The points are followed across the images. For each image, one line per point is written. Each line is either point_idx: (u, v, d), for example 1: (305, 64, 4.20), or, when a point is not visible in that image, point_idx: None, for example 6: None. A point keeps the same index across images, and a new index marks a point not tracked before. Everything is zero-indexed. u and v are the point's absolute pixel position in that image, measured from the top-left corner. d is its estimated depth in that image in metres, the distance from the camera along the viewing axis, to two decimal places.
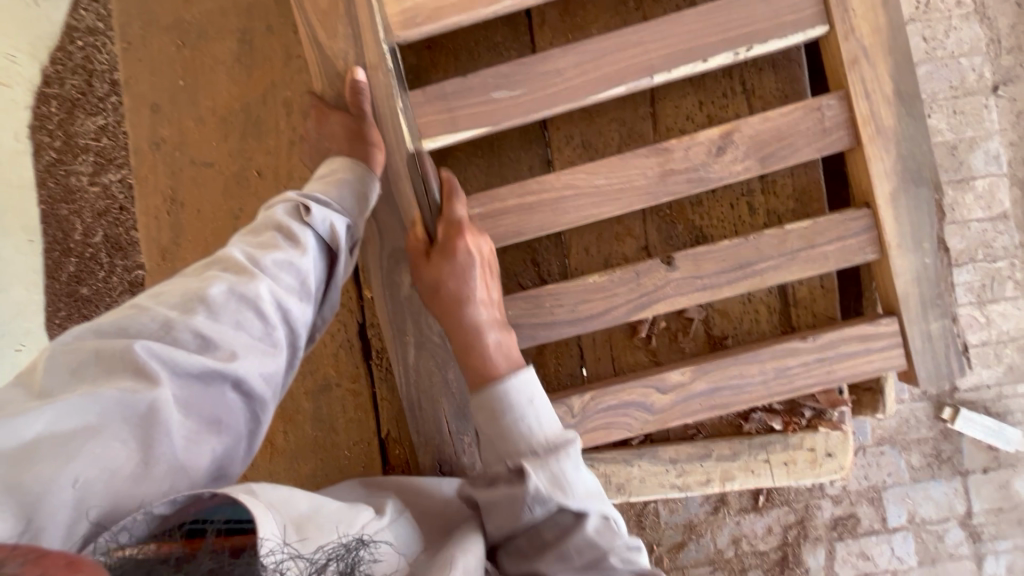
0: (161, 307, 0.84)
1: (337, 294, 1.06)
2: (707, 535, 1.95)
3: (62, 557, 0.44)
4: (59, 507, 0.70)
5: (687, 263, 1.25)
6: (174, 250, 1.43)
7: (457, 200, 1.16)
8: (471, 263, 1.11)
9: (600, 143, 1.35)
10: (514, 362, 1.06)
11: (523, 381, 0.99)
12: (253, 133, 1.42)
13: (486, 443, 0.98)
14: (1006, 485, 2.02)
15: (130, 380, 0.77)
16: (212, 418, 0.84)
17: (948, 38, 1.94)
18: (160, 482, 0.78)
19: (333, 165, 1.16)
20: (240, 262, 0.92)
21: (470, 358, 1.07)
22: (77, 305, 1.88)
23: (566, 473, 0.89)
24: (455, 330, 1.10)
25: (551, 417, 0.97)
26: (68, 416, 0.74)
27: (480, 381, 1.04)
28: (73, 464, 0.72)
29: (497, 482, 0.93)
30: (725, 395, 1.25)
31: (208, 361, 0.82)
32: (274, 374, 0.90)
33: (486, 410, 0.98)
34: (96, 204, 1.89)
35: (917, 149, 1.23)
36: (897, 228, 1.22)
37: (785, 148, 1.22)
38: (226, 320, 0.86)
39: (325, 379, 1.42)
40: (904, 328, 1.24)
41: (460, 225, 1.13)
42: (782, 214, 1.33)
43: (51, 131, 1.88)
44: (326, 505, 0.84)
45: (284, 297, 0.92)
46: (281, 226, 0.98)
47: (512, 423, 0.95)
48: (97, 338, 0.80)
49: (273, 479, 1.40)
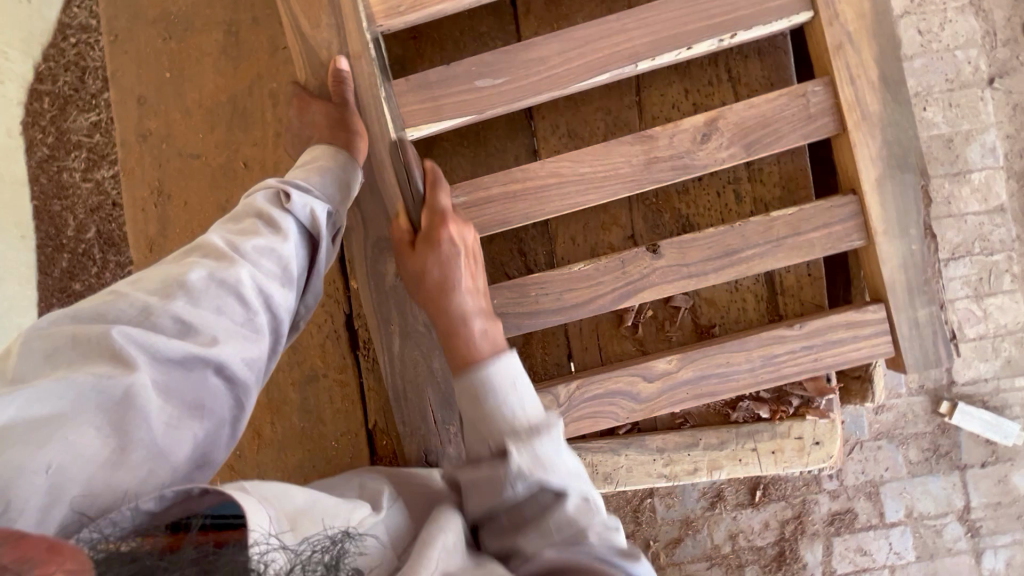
0: (139, 293, 0.84)
1: (319, 282, 1.06)
2: (704, 530, 1.94)
3: (42, 541, 0.43)
4: (31, 495, 0.66)
5: (673, 251, 1.24)
6: (161, 242, 1.43)
7: (440, 188, 1.14)
8: (454, 251, 1.09)
9: (586, 133, 1.35)
10: (497, 346, 1.01)
11: (506, 363, 0.92)
12: (239, 124, 1.42)
13: (467, 425, 0.91)
14: (1005, 479, 2.00)
15: (107, 365, 0.76)
16: (192, 404, 0.82)
17: (943, 30, 1.94)
18: (138, 469, 0.75)
19: (315, 153, 1.16)
20: (220, 248, 0.92)
21: (453, 342, 1.03)
22: (70, 300, 1.89)
23: (549, 453, 0.83)
24: (436, 314, 1.09)
25: (532, 395, 0.90)
26: (41, 402, 0.72)
27: (463, 361, 0.99)
28: (45, 450, 0.70)
29: (477, 462, 0.88)
30: (711, 383, 1.24)
31: (187, 346, 0.82)
32: (256, 358, 0.89)
33: (468, 393, 0.91)
34: (89, 200, 1.88)
35: (903, 135, 1.22)
36: (883, 215, 1.22)
37: (771, 134, 1.22)
38: (206, 305, 0.85)
39: (313, 370, 1.42)
40: (892, 315, 1.24)
41: (442, 212, 1.11)
42: (769, 201, 1.32)
43: (44, 127, 1.89)
44: (324, 500, 0.78)
45: (266, 282, 0.92)
46: (262, 213, 0.98)
47: (493, 407, 0.88)
48: (74, 324, 0.80)
49: (261, 470, 1.40)
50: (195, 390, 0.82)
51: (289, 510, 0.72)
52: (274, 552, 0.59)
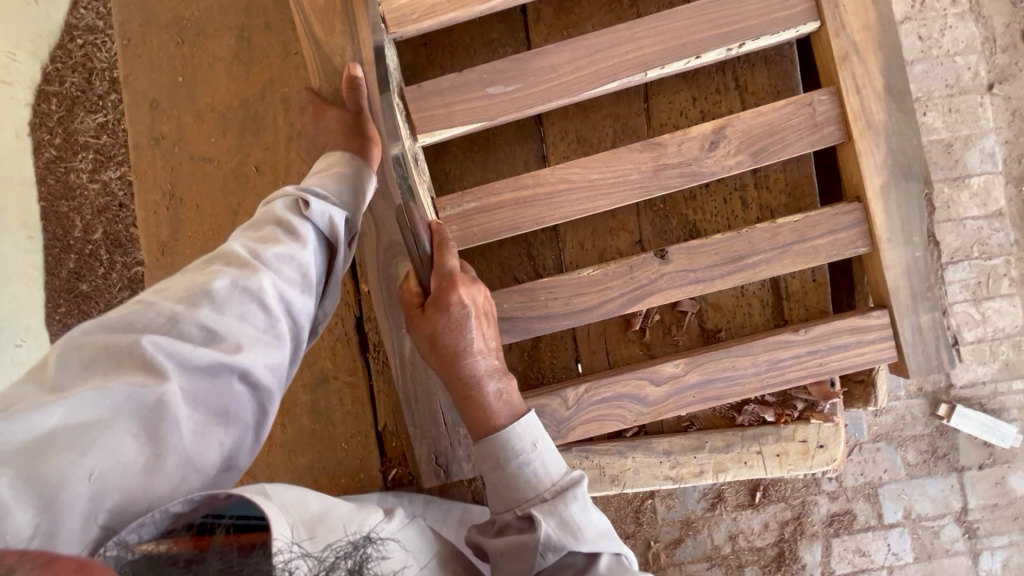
0: (166, 301, 0.86)
1: (337, 286, 1.08)
2: (704, 531, 1.96)
3: (71, 562, 0.44)
4: (74, 499, 0.71)
5: (681, 256, 1.26)
6: (173, 245, 1.44)
7: (447, 249, 1.07)
8: (466, 314, 1.04)
9: (594, 139, 1.37)
10: (514, 408, 1.04)
11: (526, 424, 1.01)
12: (251, 128, 1.43)
13: (493, 492, 0.99)
14: (1002, 481, 2.03)
15: (140, 375, 0.78)
16: (220, 411, 0.85)
17: (943, 36, 1.96)
18: (171, 476, 0.79)
19: (330, 160, 1.18)
20: (242, 256, 0.93)
21: (469, 410, 1.04)
22: (77, 301, 1.90)
23: (574, 517, 0.90)
24: (451, 378, 1.05)
25: (555, 457, 0.99)
26: (81, 410, 0.74)
27: (482, 428, 1.02)
28: (87, 457, 0.73)
29: (506, 531, 0.94)
30: (718, 386, 1.26)
31: (213, 354, 0.83)
32: (279, 364, 0.91)
33: (488, 458, 1.00)
34: (96, 201, 1.90)
35: (907, 143, 1.24)
36: (887, 222, 1.24)
37: (778, 142, 1.24)
38: (231, 313, 0.87)
39: (323, 372, 1.43)
40: (895, 321, 1.26)
41: (450, 275, 1.05)
42: (775, 208, 1.35)
43: (51, 128, 1.90)
44: (338, 508, 0.79)
45: (287, 290, 0.94)
46: (282, 221, 1.00)
47: (517, 469, 0.97)
48: (106, 332, 0.82)
49: (272, 470, 1.42)
50: (222, 398, 0.85)
51: (307, 516, 0.75)
52: (296, 560, 0.61)
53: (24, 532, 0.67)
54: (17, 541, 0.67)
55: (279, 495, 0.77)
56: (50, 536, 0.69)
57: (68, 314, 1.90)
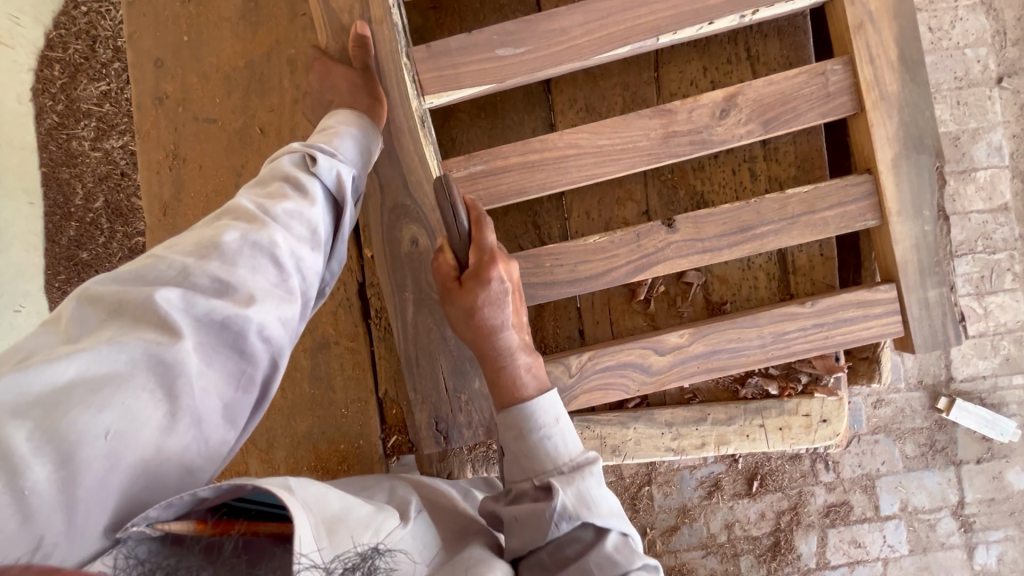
0: (177, 255, 0.84)
1: (344, 248, 1.06)
2: (700, 519, 1.96)
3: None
4: (93, 457, 0.68)
5: (688, 226, 1.25)
6: (175, 206, 1.43)
7: (486, 225, 1.05)
8: (504, 291, 1.04)
9: (603, 107, 1.35)
10: (539, 386, 1.01)
11: (549, 401, 0.97)
12: (256, 90, 1.41)
13: (510, 460, 0.95)
14: (999, 476, 2.03)
15: (154, 332, 0.76)
16: (233, 368, 0.82)
17: (953, 28, 1.95)
18: (183, 437, 0.76)
19: (336, 116, 1.16)
20: (251, 210, 0.91)
21: (499, 381, 1.02)
22: (77, 269, 1.88)
23: (590, 489, 0.86)
24: (486, 356, 1.04)
25: (573, 435, 0.95)
26: (98, 363, 0.71)
27: (509, 401, 0.99)
28: (104, 413, 0.70)
29: (520, 499, 0.90)
30: (723, 357, 1.25)
31: (225, 305, 0.81)
32: (291, 320, 0.88)
33: (513, 427, 0.95)
34: (97, 169, 1.88)
35: (920, 116, 1.22)
36: (897, 195, 1.23)
37: (789, 112, 1.23)
38: (242, 266, 0.85)
39: (324, 337, 1.42)
40: (903, 296, 1.24)
41: (490, 250, 1.04)
42: (784, 180, 1.33)
43: (54, 95, 1.87)
44: (357, 509, 0.79)
45: (297, 245, 0.92)
46: (289, 177, 0.99)
47: (538, 440, 0.93)
48: (119, 287, 0.80)
49: (271, 435, 1.41)
50: (235, 354, 0.82)
51: (326, 514, 0.72)
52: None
53: (42, 489, 0.65)
54: (37, 497, 0.64)
55: (302, 489, 0.76)
56: (69, 493, 0.66)
57: (68, 281, 1.88)
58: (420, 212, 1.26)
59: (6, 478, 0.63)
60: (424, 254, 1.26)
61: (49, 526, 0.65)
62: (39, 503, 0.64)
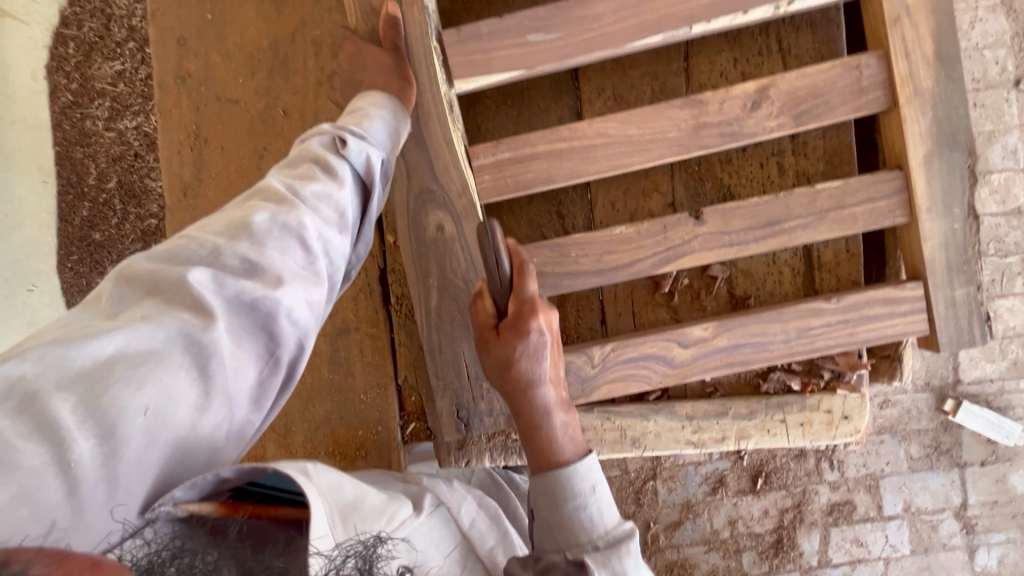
0: (209, 234, 0.82)
1: (370, 231, 1.05)
2: (704, 515, 1.96)
3: (84, 559, 0.42)
4: (131, 433, 0.67)
5: (715, 218, 1.24)
6: (195, 186, 1.42)
7: (529, 275, 0.96)
8: (543, 342, 0.94)
9: (631, 96, 1.34)
10: (579, 448, 0.93)
11: (586, 466, 0.89)
12: (281, 71, 1.40)
13: (541, 527, 0.87)
14: (1003, 479, 2.01)
15: (188, 313, 0.74)
16: (265, 351, 0.80)
17: (972, 29, 1.91)
18: (216, 415, 0.75)
19: (366, 98, 1.14)
20: (280, 191, 0.90)
21: (532, 435, 0.93)
22: (90, 250, 1.87)
23: (627, 570, 0.80)
24: (520, 409, 0.95)
25: (609, 505, 0.88)
26: (138, 340, 0.70)
27: (544, 462, 0.91)
28: (144, 390, 0.68)
29: (550, 575, 0.82)
30: (746, 351, 1.25)
31: (255, 286, 0.79)
32: (318, 303, 0.87)
33: (548, 496, 0.87)
34: (110, 150, 1.86)
35: (954, 113, 1.21)
36: (928, 192, 1.22)
37: (822, 105, 1.21)
38: (271, 246, 0.83)
39: (344, 323, 1.42)
40: (929, 293, 1.24)
41: (532, 302, 0.95)
42: (812, 175, 1.32)
43: (68, 73, 1.84)
44: (371, 497, 0.86)
45: (324, 228, 0.90)
46: (319, 159, 0.97)
47: (573, 511, 0.85)
48: (153, 264, 0.78)
49: (289, 419, 1.40)
50: (267, 336, 0.80)
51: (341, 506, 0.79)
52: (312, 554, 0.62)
53: (87, 462, 0.64)
54: (80, 470, 0.63)
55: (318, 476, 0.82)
56: (110, 467, 0.66)
57: (81, 262, 1.87)
58: (446, 197, 1.25)
59: (52, 450, 0.62)
60: (449, 241, 1.26)
61: (89, 497, 0.64)
62: (83, 475, 0.64)
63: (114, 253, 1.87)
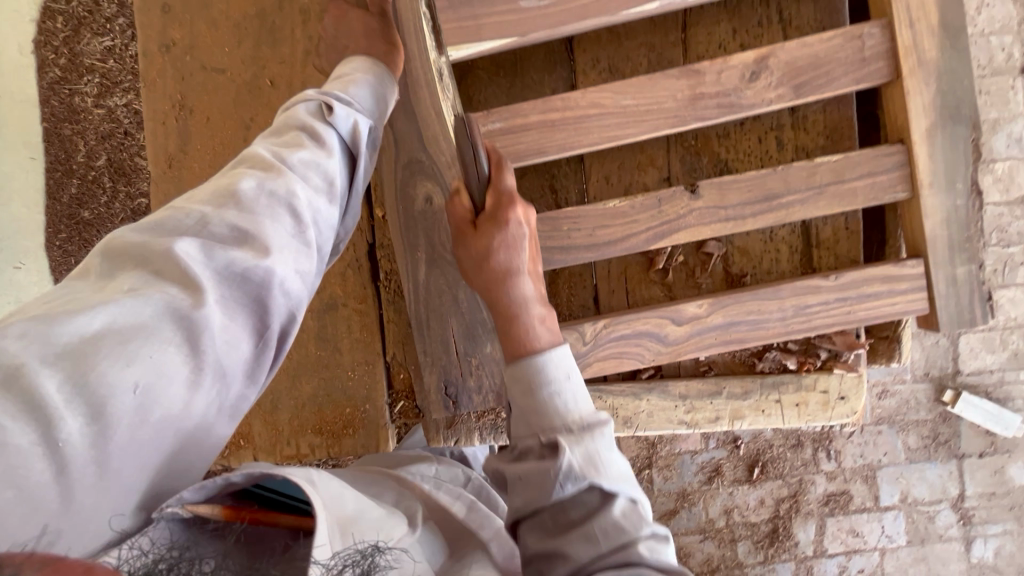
0: (195, 203, 0.77)
1: (357, 202, 0.97)
2: (699, 503, 1.94)
3: (77, 565, 0.39)
4: (122, 414, 0.62)
5: (712, 192, 1.21)
6: (180, 157, 1.39)
7: (506, 171, 1.03)
8: (521, 233, 0.98)
9: (627, 68, 1.30)
10: (554, 339, 0.90)
11: (560, 355, 0.86)
12: (268, 40, 1.36)
13: (517, 415, 0.84)
14: (1001, 470, 1.99)
15: (176, 287, 0.70)
16: (259, 324, 0.75)
17: (978, 15, 1.85)
18: (209, 393, 0.70)
19: (352, 65, 1.07)
20: (266, 158, 0.84)
21: (509, 329, 0.92)
22: (78, 229, 1.78)
23: (599, 452, 0.77)
24: (497, 302, 0.96)
25: (583, 394, 0.84)
26: (125, 314, 0.66)
27: (519, 351, 0.89)
28: (132, 368, 0.64)
29: (525, 456, 0.81)
30: (741, 329, 1.22)
31: (246, 257, 0.74)
32: (310, 273, 0.82)
33: (521, 379, 0.84)
34: (100, 127, 1.75)
35: (958, 85, 1.18)
36: (930, 166, 1.18)
37: (822, 76, 1.18)
38: (262, 216, 0.78)
39: (332, 299, 1.39)
40: (930, 271, 1.20)
41: (510, 195, 1.00)
42: (811, 150, 1.28)
43: (56, 48, 1.75)
44: (370, 510, 0.77)
45: (315, 196, 0.84)
46: (306, 125, 0.90)
47: (546, 400, 0.82)
48: (140, 235, 0.74)
49: (275, 396, 1.38)
50: (259, 310, 0.75)
51: (342, 516, 0.70)
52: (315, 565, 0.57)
53: (77, 444, 0.60)
54: (72, 452, 0.59)
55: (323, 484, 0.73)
56: (101, 449, 0.61)
57: (69, 241, 1.79)
58: (435, 168, 1.24)
59: (39, 430, 0.58)
60: (438, 212, 1.25)
61: (78, 481, 0.60)
62: (74, 455, 0.60)
63: (102, 233, 1.78)
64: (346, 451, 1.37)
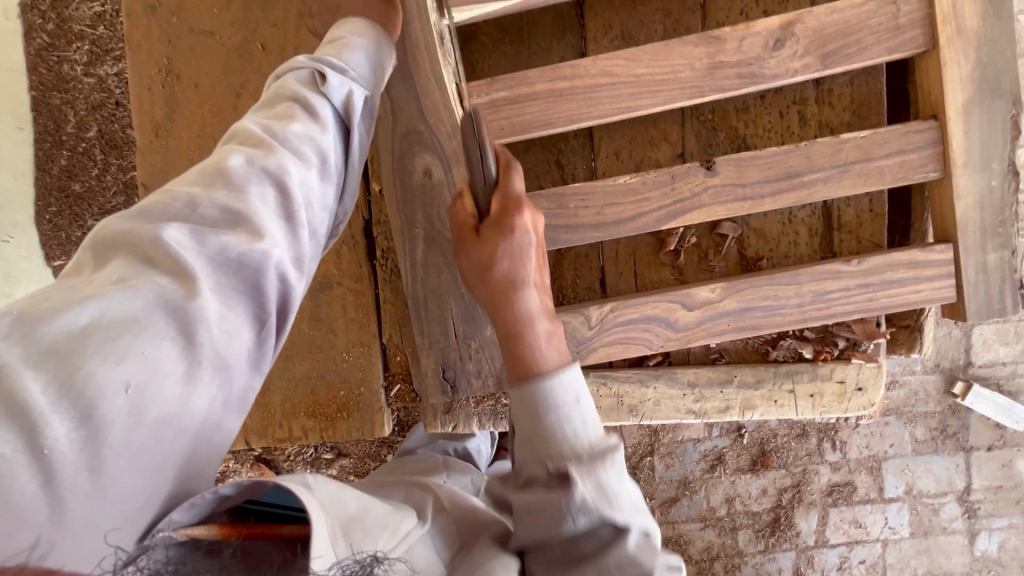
0: (183, 186, 0.70)
1: (358, 181, 0.88)
2: (700, 492, 1.90)
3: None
4: (114, 415, 0.56)
5: (729, 168, 1.13)
6: (169, 126, 1.32)
7: (514, 171, 0.89)
8: (528, 239, 0.86)
9: (641, 35, 1.22)
10: (562, 357, 0.79)
11: (568, 377, 0.76)
12: (259, 1, 1.29)
13: (520, 440, 0.75)
14: (1009, 464, 1.93)
15: (168, 278, 0.63)
16: (260, 312, 0.69)
17: None
18: (208, 387, 0.64)
19: (343, 27, 0.96)
20: (256, 133, 0.76)
21: (514, 347, 0.81)
22: (69, 202, 1.70)
23: (613, 485, 0.69)
24: (499, 321, 0.84)
25: (595, 417, 0.75)
26: (113, 307, 0.59)
27: (524, 372, 0.78)
28: (122, 367, 0.57)
29: (531, 483, 0.74)
30: (756, 315, 1.16)
31: (239, 240, 0.67)
32: (306, 256, 0.74)
33: (526, 406, 0.74)
34: (90, 97, 1.67)
35: (999, 56, 1.09)
36: (965, 144, 1.10)
37: (852, 45, 1.10)
38: (253, 195, 0.70)
39: (327, 277, 1.33)
40: (959, 257, 1.13)
41: (517, 198, 0.87)
42: (836, 126, 1.20)
43: (43, 12, 1.66)
44: (374, 507, 0.73)
45: (307, 173, 0.76)
46: (298, 96, 0.81)
47: (554, 425, 0.72)
48: (128, 223, 0.66)
49: (266, 377, 1.32)
50: (258, 297, 0.68)
51: (343, 519, 0.66)
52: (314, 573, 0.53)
53: (64, 449, 0.53)
54: (59, 459, 0.53)
55: (321, 488, 0.70)
56: (93, 453, 0.55)
57: (59, 214, 1.71)
58: (435, 140, 1.17)
59: (23, 437, 0.51)
60: (437, 187, 1.18)
61: (70, 490, 0.54)
62: (61, 463, 0.53)
63: (93, 207, 1.71)
64: (340, 434, 1.32)
